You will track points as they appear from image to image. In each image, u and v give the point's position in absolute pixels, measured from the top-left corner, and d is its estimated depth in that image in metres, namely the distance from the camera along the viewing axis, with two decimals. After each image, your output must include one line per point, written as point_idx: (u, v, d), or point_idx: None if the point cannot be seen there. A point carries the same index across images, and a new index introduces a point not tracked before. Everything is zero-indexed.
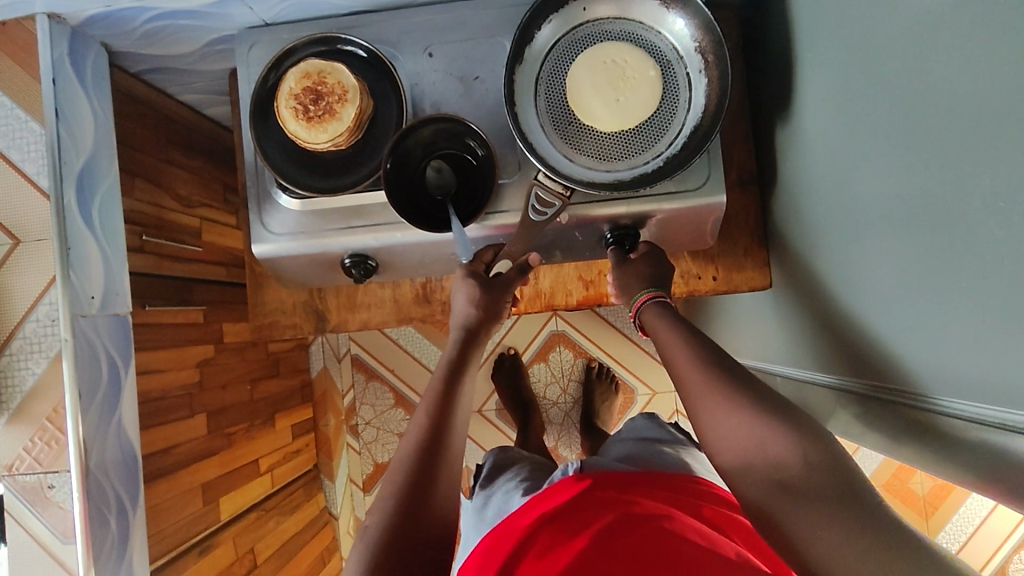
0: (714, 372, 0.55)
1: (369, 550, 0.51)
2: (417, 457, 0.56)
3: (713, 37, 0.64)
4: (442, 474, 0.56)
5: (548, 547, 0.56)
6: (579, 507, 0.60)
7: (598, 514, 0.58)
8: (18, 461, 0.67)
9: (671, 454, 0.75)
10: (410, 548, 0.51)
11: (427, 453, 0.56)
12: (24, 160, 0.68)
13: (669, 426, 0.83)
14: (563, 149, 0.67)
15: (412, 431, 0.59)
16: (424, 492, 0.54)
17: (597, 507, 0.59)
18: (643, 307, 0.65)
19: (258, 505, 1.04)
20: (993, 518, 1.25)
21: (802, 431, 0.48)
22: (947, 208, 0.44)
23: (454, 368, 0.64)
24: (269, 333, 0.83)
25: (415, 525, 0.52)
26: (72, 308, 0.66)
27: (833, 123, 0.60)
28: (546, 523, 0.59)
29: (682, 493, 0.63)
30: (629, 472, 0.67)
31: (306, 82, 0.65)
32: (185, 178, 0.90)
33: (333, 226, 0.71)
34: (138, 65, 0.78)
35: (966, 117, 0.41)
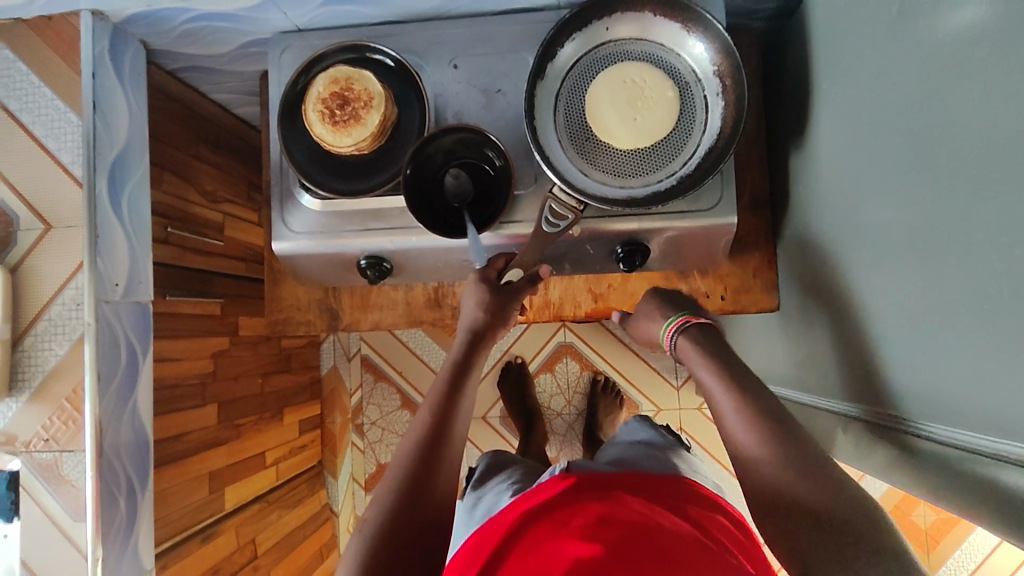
0: (749, 401, 0.55)
1: (367, 542, 0.52)
2: (422, 453, 0.57)
3: (731, 62, 0.66)
4: (444, 472, 0.57)
5: (533, 542, 0.57)
6: (567, 502, 0.61)
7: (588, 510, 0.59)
8: (36, 439, 0.69)
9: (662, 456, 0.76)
10: (410, 544, 0.53)
11: (432, 451, 0.58)
12: (60, 148, 0.69)
13: (661, 430, 0.85)
14: (579, 164, 0.69)
15: (417, 428, 0.60)
16: (425, 487, 0.56)
17: (587, 504, 0.60)
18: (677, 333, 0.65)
19: (262, 497, 1.06)
20: (995, 556, 1.24)
21: (822, 468, 0.50)
22: (951, 241, 0.45)
23: (459, 366, 0.65)
24: (283, 328, 0.85)
25: (412, 521, 0.54)
26: (97, 293, 0.69)
27: (845, 151, 0.62)
28: (533, 516, 0.60)
29: (674, 494, 0.63)
30: (621, 472, 0.68)
31: (334, 87, 0.68)
32: (210, 174, 0.93)
33: (352, 227, 0.73)
34: (174, 62, 0.81)
35: (973, 153, 0.42)
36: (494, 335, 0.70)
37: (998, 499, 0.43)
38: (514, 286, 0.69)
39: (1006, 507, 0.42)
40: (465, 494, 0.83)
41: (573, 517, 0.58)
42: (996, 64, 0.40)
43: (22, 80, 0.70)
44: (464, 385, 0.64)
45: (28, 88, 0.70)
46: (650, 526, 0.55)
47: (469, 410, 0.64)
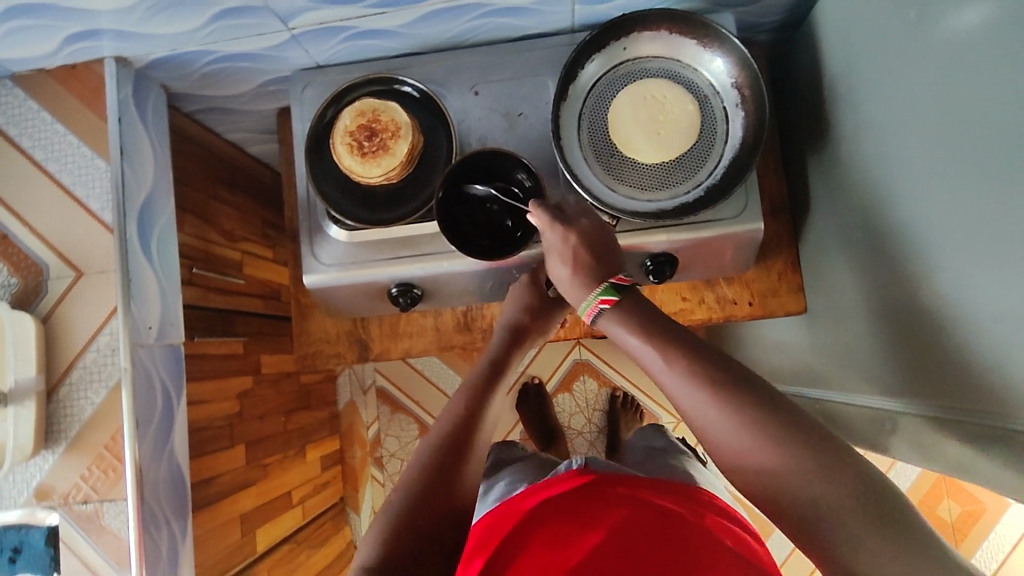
0: (711, 377, 0.49)
1: (384, 528, 0.53)
2: (444, 450, 0.59)
3: (749, 73, 0.67)
4: (468, 470, 0.59)
5: (545, 538, 0.59)
6: (574, 508, 0.61)
7: (598, 511, 0.60)
8: (74, 490, 0.67)
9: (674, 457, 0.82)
10: (426, 538, 0.53)
11: (458, 450, 0.60)
12: (89, 195, 0.69)
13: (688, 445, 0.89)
14: (606, 180, 0.70)
15: (442, 425, 0.62)
16: (447, 484, 0.57)
17: (597, 504, 0.61)
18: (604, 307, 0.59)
19: (290, 538, 1.04)
20: None
21: (795, 433, 0.45)
22: (993, 231, 0.47)
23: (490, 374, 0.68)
24: (313, 363, 0.84)
25: (431, 512, 0.54)
26: (132, 337, 0.68)
27: (869, 153, 0.63)
28: (547, 511, 0.62)
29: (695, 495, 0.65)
30: (634, 475, 0.68)
31: (361, 120, 0.69)
32: (228, 214, 0.93)
33: (383, 256, 0.73)
34: (192, 105, 0.82)
35: (1007, 146, 0.44)
36: (518, 352, 0.72)
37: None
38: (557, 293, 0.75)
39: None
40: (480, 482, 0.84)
41: (587, 519, 0.59)
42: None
43: (49, 130, 0.70)
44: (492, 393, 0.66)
45: (54, 138, 0.70)
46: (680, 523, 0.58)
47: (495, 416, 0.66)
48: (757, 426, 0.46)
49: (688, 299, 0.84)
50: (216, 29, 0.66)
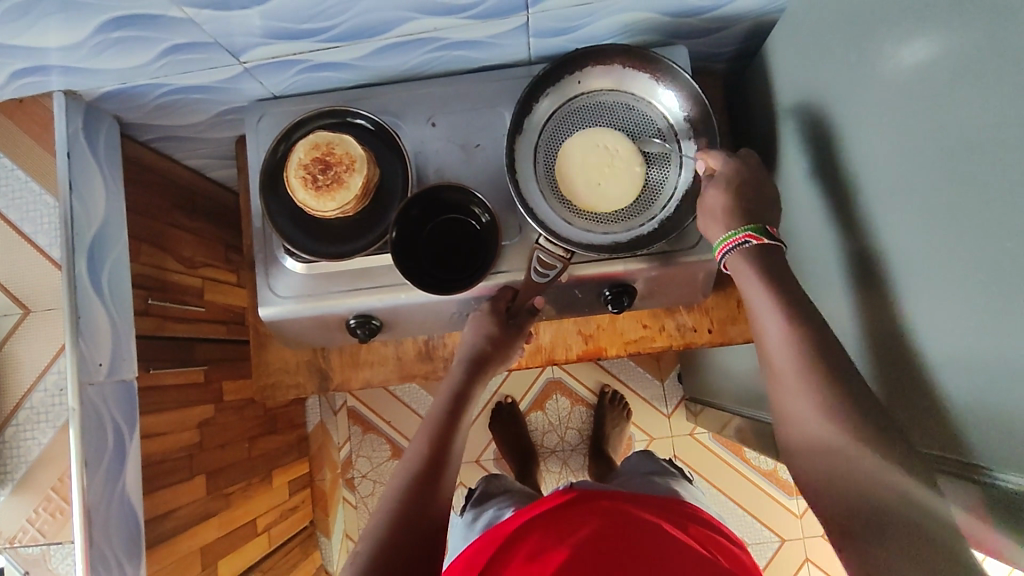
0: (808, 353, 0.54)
1: (374, 540, 0.56)
2: (424, 466, 0.62)
3: (701, 107, 0.69)
4: (439, 499, 0.60)
5: (525, 551, 0.65)
6: (557, 516, 0.70)
7: (570, 522, 0.68)
8: (21, 533, 0.66)
9: (661, 482, 0.85)
10: (413, 550, 0.55)
11: (429, 480, 0.61)
12: (37, 232, 0.68)
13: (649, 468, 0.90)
14: (562, 212, 0.70)
15: (415, 458, 0.63)
16: (426, 501, 0.59)
17: (563, 515, 0.69)
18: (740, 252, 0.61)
19: (256, 567, 1.03)
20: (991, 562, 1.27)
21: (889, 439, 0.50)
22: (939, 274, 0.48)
23: (460, 395, 0.70)
24: (272, 393, 0.84)
25: (414, 525, 0.57)
26: (81, 376, 0.67)
27: (819, 188, 0.65)
28: (522, 530, 0.69)
29: (668, 510, 0.73)
30: (605, 490, 0.77)
31: (315, 152, 0.69)
32: (187, 241, 0.92)
33: (340, 287, 0.73)
34: (147, 134, 0.81)
35: (950, 193, 0.45)
36: (491, 366, 0.73)
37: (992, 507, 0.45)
38: (518, 320, 0.72)
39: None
40: (465, 510, 0.90)
41: (559, 528, 0.67)
42: (966, 110, 0.43)
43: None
44: (462, 417, 0.68)
45: (1, 172, 0.69)
46: (652, 538, 0.63)
47: (464, 439, 0.68)
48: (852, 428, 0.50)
49: (649, 326, 0.83)
50: (167, 64, 0.65)
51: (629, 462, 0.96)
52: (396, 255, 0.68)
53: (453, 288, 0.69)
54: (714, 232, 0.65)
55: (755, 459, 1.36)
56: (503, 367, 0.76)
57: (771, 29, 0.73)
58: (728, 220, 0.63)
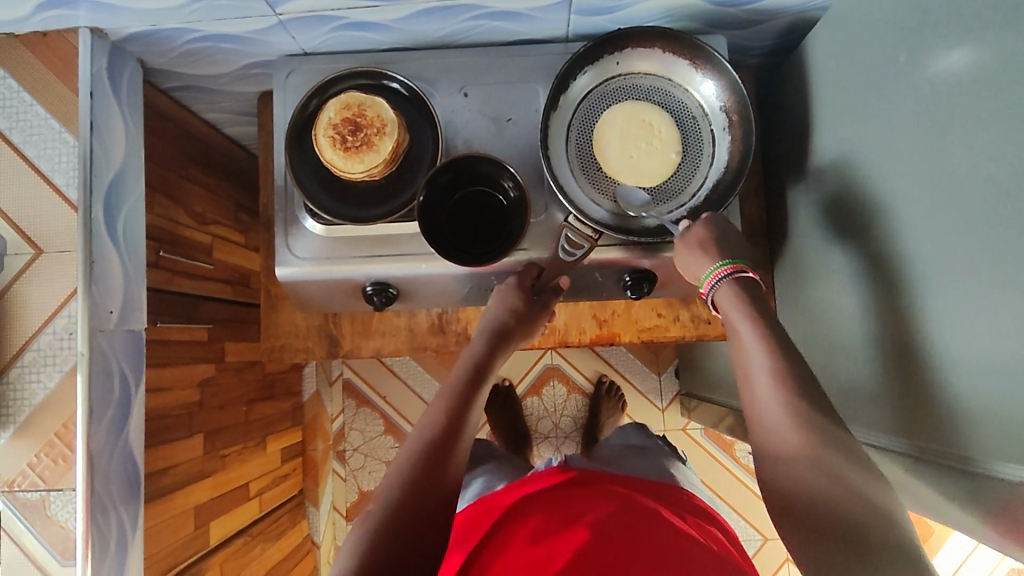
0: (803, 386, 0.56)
1: (390, 495, 0.56)
2: (443, 431, 0.62)
3: (738, 98, 0.68)
4: (450, 472, 0.60)
5: (529, 528, 0.65)
6: (564, 496, 0.70)
7: (576, 502, 0.68)
8: (21, 477, 0.65)
9: (654, 461, 0.86)
10: (427, 510, 0.56)
11: (447, 443, 0.61)
12: (54, 171, 0.67)
13: (637, 447, 0.91)
14: (591, 193, 0.70)
15: (433, 422, 0.63)
16: (442, 465, 0.59)
17: (570, 497, 0.69)
18: (723, 284, 0.64)
19: (245, 530, 1.01)
20: None
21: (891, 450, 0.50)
22: (971, 279, 0.48)
23: (480, 366, 0.69)
24: (280, 356, 0.83)
25: (428, 485, 0.57)
26: (91, 322, 0.65)
27: (848, 183, 0.65)
28: (525, 506, 0.69)
29: (664, 496, 0.73)
30: (606, 473, 0.78)
31: (346, 113, 0.68)
32: (201, 196, 0.91)
33: (358, 253, 0.72)
34: (170, 81, 0.79)
35: (991, 193, 0.45)
36: (514, 341, 0.72)
37: (1004, 508, 0.46)
38: (543, 297, 0.72)
39: (1016, 516, 0.44)
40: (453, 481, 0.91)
41: (563, 510, 0.67)
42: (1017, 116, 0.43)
43: (14, 98, 0.67)
44: (481, 387, 0.68)
45: (19, 107, 0.67)
46: (653, 524, 0.63)
47: (479, 412, 0.67)
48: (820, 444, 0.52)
49: (663, 315, 0.83)
50: (200, 9, 0.63)
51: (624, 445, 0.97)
52: (423, 224, 0.67)
53: (477, 261, 0.68)
54: (696, 265, 0.66)
55: (745, 458, 1.37)
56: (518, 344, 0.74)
57: (811, 26, 0.73)
58: (704, 250, 0.65)
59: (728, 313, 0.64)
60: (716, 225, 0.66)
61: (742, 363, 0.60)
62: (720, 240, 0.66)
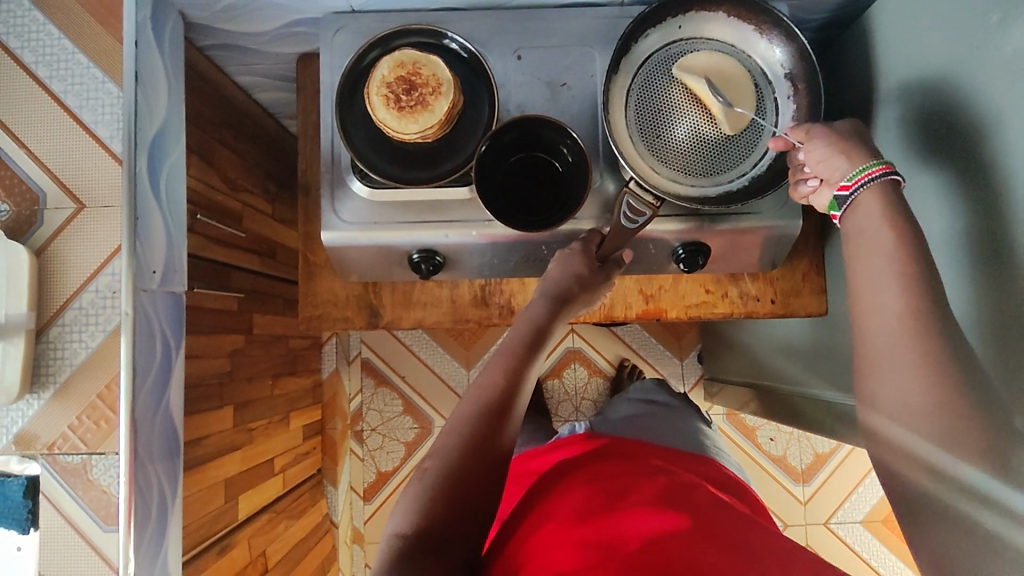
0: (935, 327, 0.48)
1: (444, 462, 0.53)
2: (495, 398, 0.57)
3: (805, 64, 0.66)
4: (504, 443, 0.56)
5: (573, 505, 0.56)
6: (609, 474, 0.61)
7: (624, 480, 0.59)
8: (61, 440, 0.69)
9: (686, 426, 0.82)
10: (479, 480, 0.53)
11: (501, 413, 0.56)
12: (97, 121, 0.70)
13: (656, 401, 0.90)
14: (650, 160, 0.68)
15: (486, 388, 0.58)
16: (495, 435, 0.55)
17: (617, 474, 0.61)
18: (876, 183, 0.55)
19: (270, 507, 0.99)
20: None
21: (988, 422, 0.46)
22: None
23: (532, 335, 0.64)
24: (318, 325, 0.80)
25: (480, 455, 0.53)
26: (135, 281, 0.63)
27: (914, 154, 0.64)
28: (566, 483, 0.61)
29: (709, 476, 0.66)
30: (648, 448, 0.71)
31: (400, 71, 0.65)
32: (232, 161, 0.88)
33: (406, 219, 0.71)
34: (209, 39, 0.77)
35: None
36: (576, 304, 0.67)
37: None
38: (606, 267, 0.69)
39: None
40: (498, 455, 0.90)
41: (611, 487, 0.58)
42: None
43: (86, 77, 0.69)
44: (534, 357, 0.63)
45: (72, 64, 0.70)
46: (711, 505, 0.56)
47: (529, 391, 0.62)
48: (945, 372, 0.46)
49: (711, 292, 0.82)
50: None
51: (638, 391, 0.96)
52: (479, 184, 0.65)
53: (530, 226, 0.66)
54: (840, 168, 0.58)
55: (767, 444, 1.37)
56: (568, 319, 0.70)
57: None
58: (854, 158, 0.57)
59: (861, 221, 0.56)
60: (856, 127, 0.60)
61: (876, 282, 0.52)
62: (861, 138, 0.59)
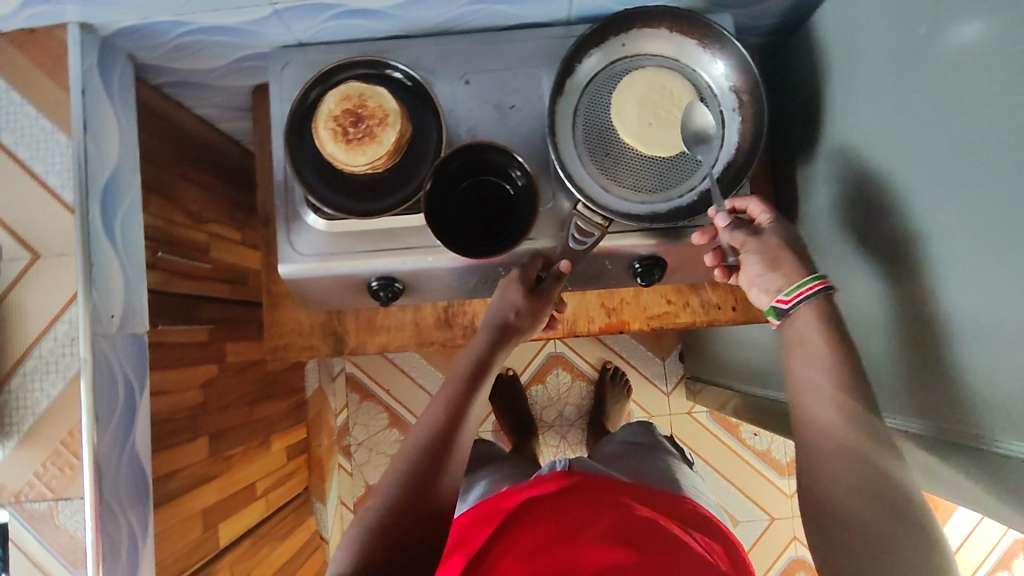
0: (852, 406, 0.51)
1: (388, 499, 0.52)
2: (439, 433, 0.57)
3: (748, 77, 0.67)
4: (448, 478, 0.55)
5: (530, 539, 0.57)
6: (569, 505, 0.62)
7: (581, 513, 0.60)
8: (27, 488, 0.63)
9: (660, 459, 0.81)
10: (422, 518, 0.51)
11: (443, 448, 0.56)
12: (32, 157, 0.65)
13: (642, 443, 0.87)
14: (599, 179, 0.69)
15: (432, 422, 0.58)
16: (438, 471, 0.54)
17: (571, 505, 0.62)
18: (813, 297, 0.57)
19: (253, 531, 1.00)
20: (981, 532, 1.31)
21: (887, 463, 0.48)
22: (991, 259, 0.47)
23: (475, 373, 0.64)
24: (285, 354, 0.81)
25: (424, 491, 0.52)
26: (93, 328, 0.64)
27: (859, 163, 0.64)
28: (522, 514, 0.61)
29: (668, 507, 0.65)
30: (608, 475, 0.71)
31: (346, 104, 0.66)
32: (195, 194, 0.89)
33: (364, 248, 0.71)
34: (161, 77, 0.77)
35: (1007, 169, 0.45)
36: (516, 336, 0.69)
37: None
38: (546, 286, 0.69)
39: None
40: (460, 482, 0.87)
41: (569, 521, 0.59)
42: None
43: (4, 100, 0.64)
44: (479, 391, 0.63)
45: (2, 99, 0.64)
46: (659, 539, 0.56)
47: (475, 425, 0.61)
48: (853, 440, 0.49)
49: (673, 301, 0.83)
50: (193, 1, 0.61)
51: (625, 429, 0.94)
52: (429, 214, 0.66)
53: (484, 253, 0.67)
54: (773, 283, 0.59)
55: (750, 439, 1.38)
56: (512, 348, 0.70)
57: None
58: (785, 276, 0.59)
59: (801, 329, 0.57)
60: (788, 231, 0.62)
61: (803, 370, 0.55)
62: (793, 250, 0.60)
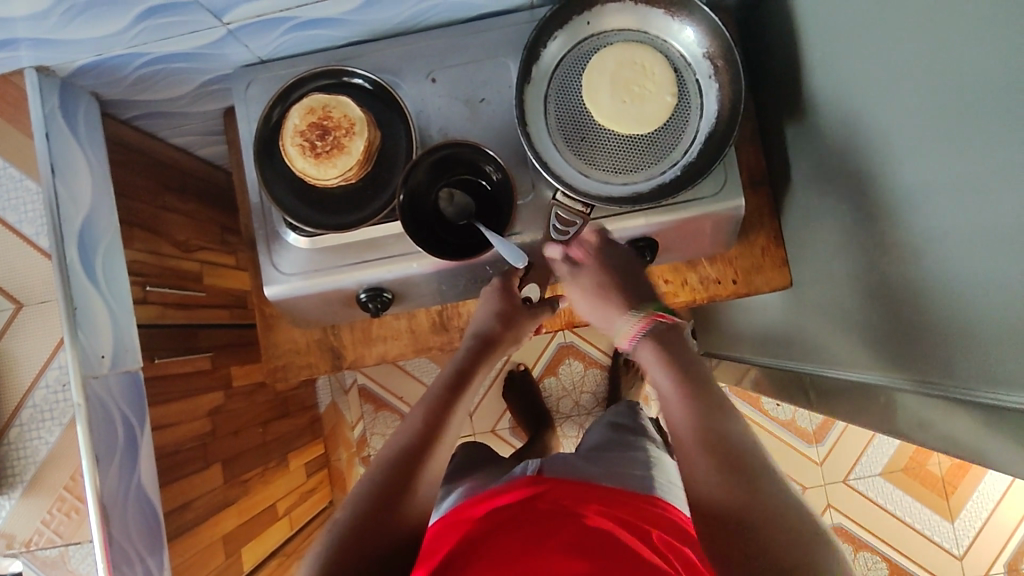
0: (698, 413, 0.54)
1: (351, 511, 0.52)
2: (410, 446, 0.57)
3: (721, 42, 0.64)
4: (419, 494, 0.54)
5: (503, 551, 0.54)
6: (547, 515, 0.59)
7: (554, 524, 0.57)
8: (37, 536, 0.64)
9: (639, 445, 0.78)
10: (384, 533, 0.51)
11: (414, 460, 0.56)
12: (9, 211, 0.67)
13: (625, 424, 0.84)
14: (578, 164, 0.66)
15: (406, 432, 0.58)
16: (407, 484, 0.54)
17: (547, 516, 0.58)
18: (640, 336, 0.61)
19: (278, 551, 1.01)
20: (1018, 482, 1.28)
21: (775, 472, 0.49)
22: (982, 210, 0.45)
23: (453, 387, 0.63)
24: (283, 375, 0.81)
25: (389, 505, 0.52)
26: (83, 370, 0.63)
27: (844, 118, 0.61)
28: (494, 525, 0.58)
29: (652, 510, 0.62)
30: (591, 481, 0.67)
31: (311, 117, 0.64)
32: (181, 223, 0.88)
33: (348, 261, 0.69)
34: (130, 111, 0.77)
35: (986, 110, 0.42)
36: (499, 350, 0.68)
37: None
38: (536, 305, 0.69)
39: None
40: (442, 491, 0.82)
41: (544, 532, 0.55)
42: (1001, 30, 0.39)
43: None
44: (458, 403, 0.62)
45: None
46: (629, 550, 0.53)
47: (453, 440, 0.61)
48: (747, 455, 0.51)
49: (672, 281, 0.82)
50: (144, 31, 0.60)
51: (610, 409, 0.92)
52: (407, 222, 0.65)
53: (468, 255, 0.67)
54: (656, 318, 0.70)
55: (774, 409, 1.30)
56: (493, 362, 0.69)
57: None
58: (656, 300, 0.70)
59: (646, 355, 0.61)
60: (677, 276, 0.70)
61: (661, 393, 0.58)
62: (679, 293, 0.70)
